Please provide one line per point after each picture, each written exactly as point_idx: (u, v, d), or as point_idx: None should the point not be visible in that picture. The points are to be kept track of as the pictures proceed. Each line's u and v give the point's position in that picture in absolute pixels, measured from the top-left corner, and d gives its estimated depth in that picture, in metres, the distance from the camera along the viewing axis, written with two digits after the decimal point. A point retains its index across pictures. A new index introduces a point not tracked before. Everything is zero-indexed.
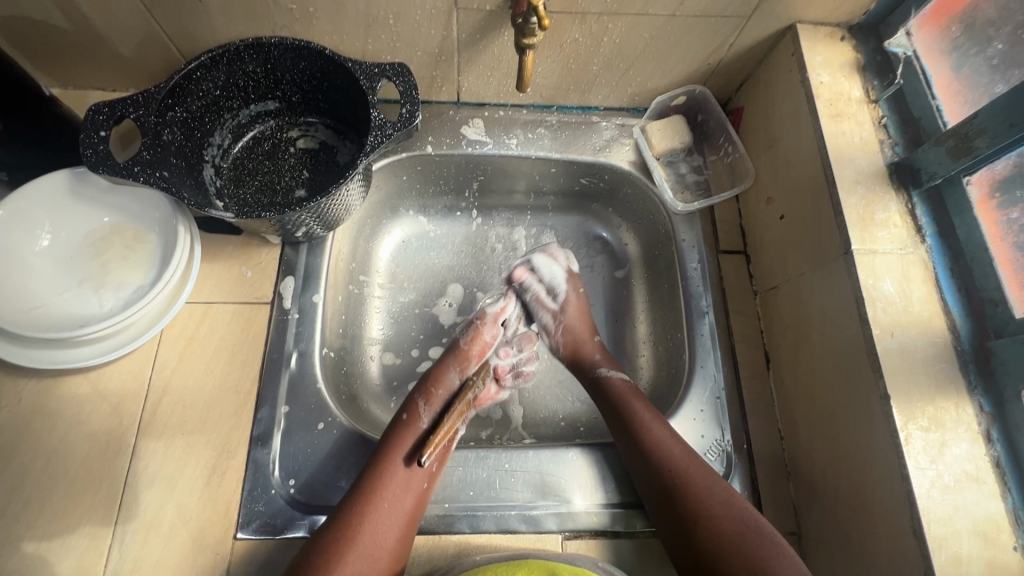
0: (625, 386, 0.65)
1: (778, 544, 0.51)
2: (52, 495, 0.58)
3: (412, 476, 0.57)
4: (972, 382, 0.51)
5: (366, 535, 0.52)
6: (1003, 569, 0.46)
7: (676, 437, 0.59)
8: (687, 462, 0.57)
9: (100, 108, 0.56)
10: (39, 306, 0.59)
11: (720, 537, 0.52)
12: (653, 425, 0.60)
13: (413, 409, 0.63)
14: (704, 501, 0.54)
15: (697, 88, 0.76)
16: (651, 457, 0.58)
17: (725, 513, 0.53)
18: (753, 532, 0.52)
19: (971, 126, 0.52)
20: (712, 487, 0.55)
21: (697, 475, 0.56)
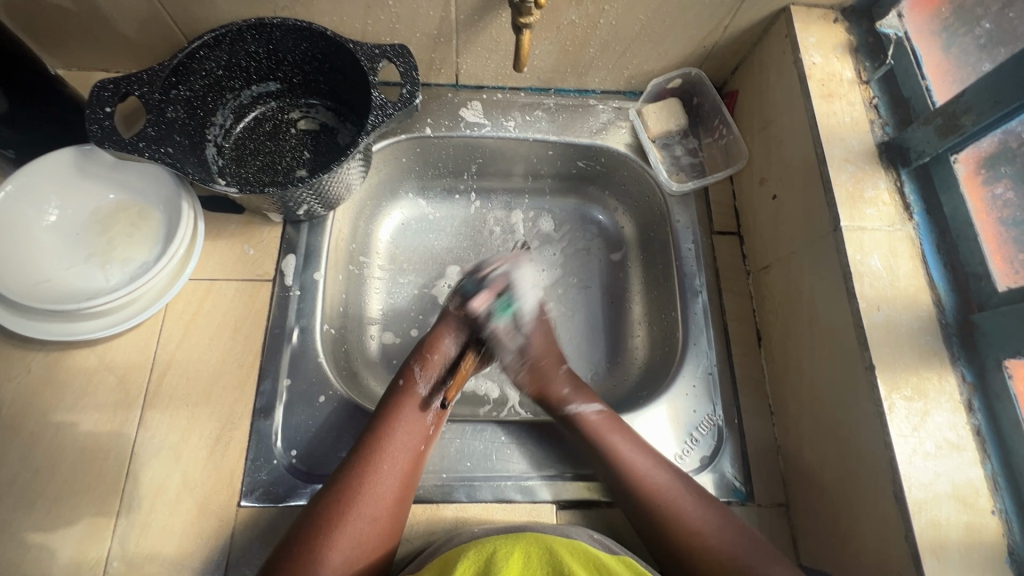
0: (600, 419, 0.63)
1: (770, 555, 0.53)
2: (61, 463, 0.59)
3: (411, 438, 0.59)
4: (956, 353, 0.53)
5: (368, 492, 0.54)
6: (980, 531, 0.47)
7: (658, 464, 0.59)
8: (672, 491, 0.57)
9: (105, 85, 0.58)
10: (48, 279, 0.61)
11: (715, 560, 0.53)
12: (636, 458, 0.59)
13: (409, 374, 0.65)
14: (694, 525, 0.55)
15: (692, 70, 0.77)
16: (636, 500, 0.58)
17: (716, 534, 0.54)
18: (745, 549, 0.53)
19: (959, 104, 0.54)
20: (698, 512, 0.56)
21: (683, 504, 0.56)
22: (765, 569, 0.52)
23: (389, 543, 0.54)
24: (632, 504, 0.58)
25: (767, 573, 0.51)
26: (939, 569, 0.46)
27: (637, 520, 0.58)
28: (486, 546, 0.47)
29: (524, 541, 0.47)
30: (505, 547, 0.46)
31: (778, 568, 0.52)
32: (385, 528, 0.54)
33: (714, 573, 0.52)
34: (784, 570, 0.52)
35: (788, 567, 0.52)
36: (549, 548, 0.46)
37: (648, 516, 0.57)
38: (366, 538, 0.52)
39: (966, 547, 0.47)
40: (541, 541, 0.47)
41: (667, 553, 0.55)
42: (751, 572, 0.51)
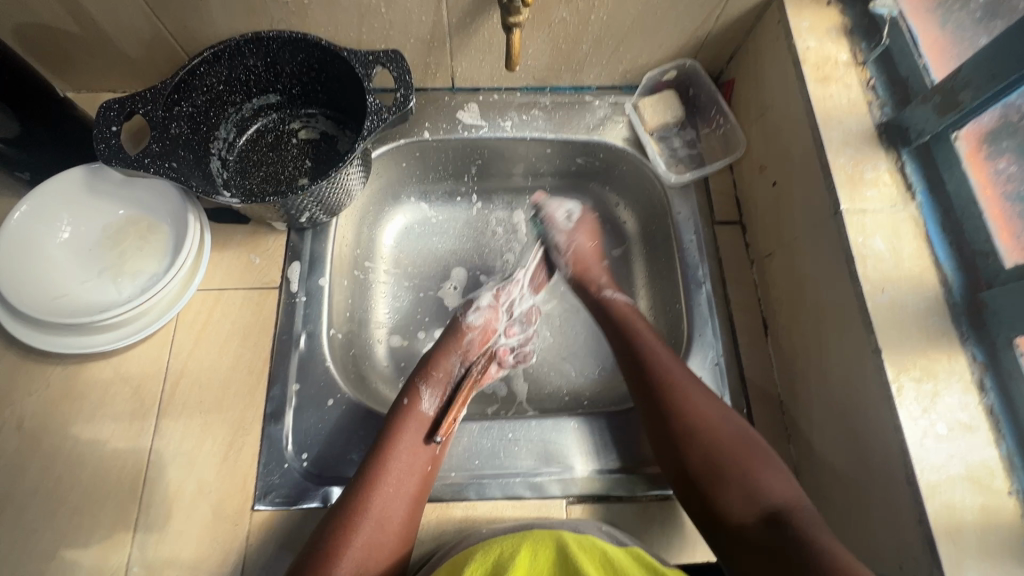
0: (626, 306, 0.70)
1: (770, 456, 0.54)
2: (81, 472, 0.61)
3: (414, 460, 0.58)
4: (964, 333, 0.52)
5: (374, 516, 0.54)
6: (996, 513, 0.46)
7: (679, 361, 0.62)
8: (688, 381, 0.60)
9: (111, 105, 0.60)
10: (64, 294, 0.63)
11: (721, 447, 0.54)
12: (656, 345, 0.63)
13: (414, 394, 0.64)
14: (705, 416, 0.56)
15: (686, 62, 0.77)
16: (654, 372, 0.60)
17: (724, 427, 0.55)
18: (748, 444, 0.54)
19: (956, 80, 0.53)
20: (706, 407, 0.57)
21: (692, 394, 0.58)
22: (763, 470, 0.53)
23: (398, 565, 0.54)
24: (647, 374, 0.61)
25: (766, 473, 0.52)
26: (956, 552, 0.45)
27: (643, 390, 0.61)
28: (494, 547, 0.47)
29: (531, 538, 0.47)
30: (512, 547, 0.46)
31: (777, 472, 0.53)
32: (389, 556, 0.53)
33: (721, 457, 0.54)
34: (782, 475, 0.53)
35: (784, 471, 0.53)
36: (558, 542, 0.46)
37: (659, 389, 0.59)
38: (374, 562, 0.52)
39: (983, 530, 0.46)
40: (549, 536, 0.47)
41: (670, 443, 0.57)
42: (749, 469, 0.53)
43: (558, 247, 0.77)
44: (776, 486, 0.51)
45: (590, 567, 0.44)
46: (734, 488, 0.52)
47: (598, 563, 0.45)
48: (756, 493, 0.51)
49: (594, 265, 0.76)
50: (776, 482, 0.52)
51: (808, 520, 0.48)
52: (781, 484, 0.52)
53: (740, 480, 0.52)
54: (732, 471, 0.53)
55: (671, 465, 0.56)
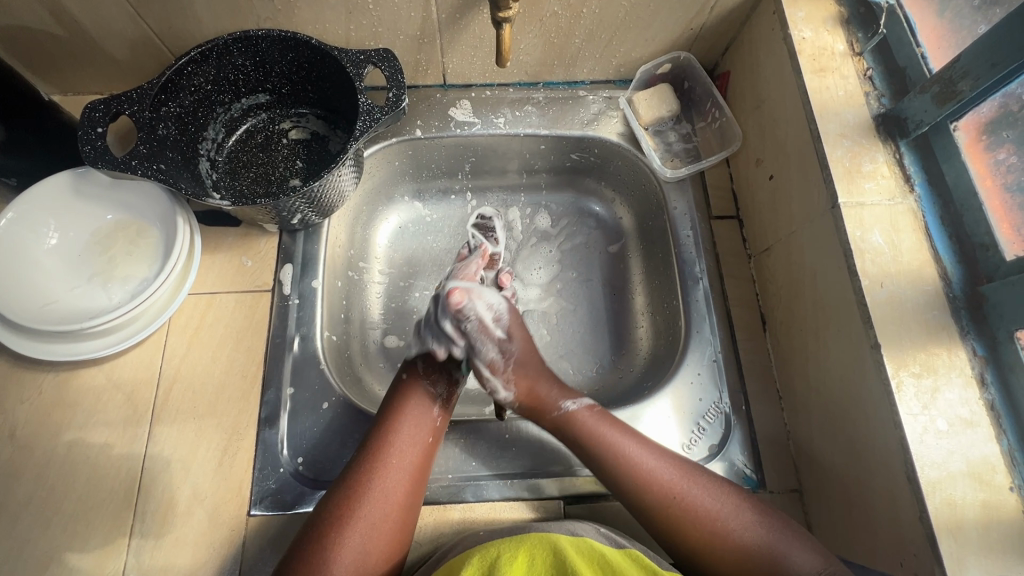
0: (591, 415, 0.59)
1: (791, 532, 0.51)
2: (75, 480, 0.60)
3: (416, 431, 0.58)
4: (965, 327, 0.51)
5: (376, 487, 0.53)
6: (998, 510, 0.45)
7: (658, 454, 0.56)
8: (682, 480, 0.54)
9: (97, 105, 0.58)
10: (53, 301, 0.62)
11: (740, 550, 0.50)
12: (637, 450, 0.56)
13: (411, 367, 0.64)
14: (714, 514, 0.52)
15: (681, 54, 0.76)
16: (646, 489, 0.54)
17: (737, 523, 0.51)
18: (766, 530, 0.51)
19: (955, 70, 0.52)
20: (711, 502, 0.53)
21: (689, 493, 0.53)
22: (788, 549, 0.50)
23: (403, 538, 0.53)
24: (640, 491, 0.54)
25: (791, 552, 0.50)
26: (957, 550, 0.45)
27: (640, 509, 0.54)
28: (492, 549, 0.46)
29: (529, 540, 0.47)
30: (510, 549, 0.46)
31: (799, 542, 0.51)
32: (395, 525, 0.52)
33: (742, 558, 0.50)
34: (805, 544, 0.50)
35: (807, 540, 0.51)
36: (554, 545, 0.46)
37: (659, 503, 0.53)
38: (379, 534, 0.51)
39: (985, 526, 0.45)
40: (546, 538, 0.47)
41: (688, 554, 0.52)
42: (775, 554, 0.50)
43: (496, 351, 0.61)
44: (807, 564, 0.49)
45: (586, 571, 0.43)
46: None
47: (594, 566, 0.45)
48: None
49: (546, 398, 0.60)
50: (806, 559, 0.49)
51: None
52: (807, 555, 0.50)
53: (773, 574, 0.49)
54: (762, 568, 0.49)
55: (693, 568, 0.53)
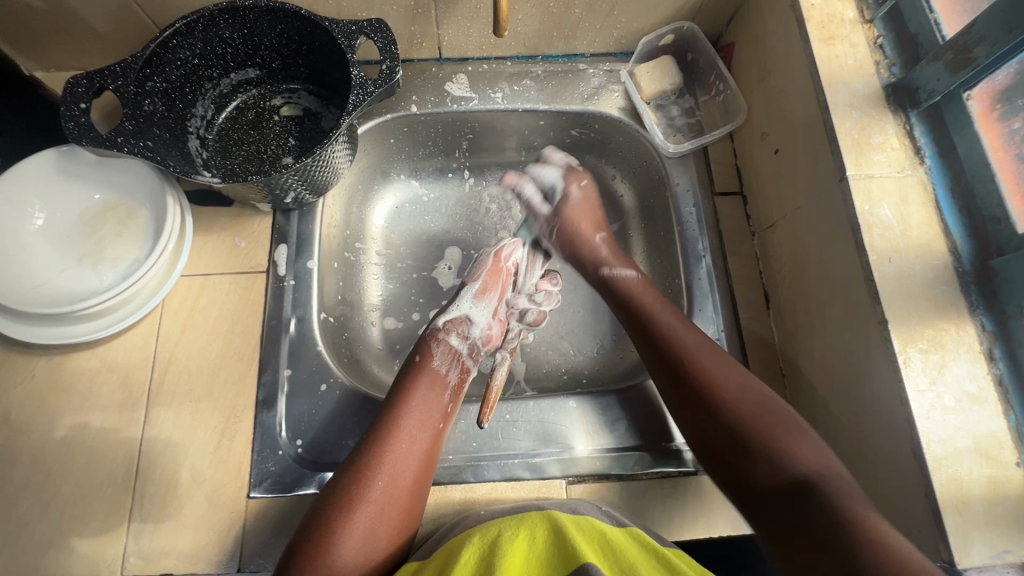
0: (634, 283, 0.66)
1: (798, 427, 0.50)
2: (71, 465, 0.60)
3: (427, 417, 0.57)
4: (973, 302, 0.50)
5: (387, 471, 0.52)
6: (1004, 485, 0.45)
7: (691, 326, 0.60)
8: (708, 351, 0.57)
9: (79, 79, 0.55)
10: (42, 284, 0.61)
11: (741, 419, 0.51)
12: (671, 319, 0.60)
13: (426, 350, 0.64)
14: (723, 385, 0.53)
15: (684, 24, 0.73)
16: (669, 347, 0.58)
17: (742, 396, 0.52)
18: (770, 414, 0.51)
19: (971, 35, 0.50)
20: (723, 376, 0.54)
21: (713, 361, 0.56)
22: (793, 439, 0.49)
23: (409, 523, 0.52)
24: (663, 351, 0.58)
25: (793, 441, 0.48)
26: (962, 525, 0.44)
27: (660, 366, 0.58)
28: (491, 529, 0.46)
29: (529, 520, 0.46)
30: (510, 529, 0.45)
31: (804, 439, 0.49)
32: (403, 508, 0.52)
33: (741, 426, 0.50)
34: (813, 445, 0.48)
35: (816, 442, 0.49)
36: (554, 524, 0.45)
37: (675, 363, 0.57)
38: (388, 517, 0.51)
39: (990, 501, 0.45)
40: (546, 518, 0.46)
41: (693, 412, 0.54)
42: (774, 437, 0.49)
43: (540, 227, 0.77)
44: (807, 456, 0.47)
45: (587, 548, 0.42)
46: (759, 456, 0.48)
47: (597, 544, 0.44)
48: (782, 463, 0.47)
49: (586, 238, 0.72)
50: (803, 450, 0.47)
51: (841, 495, 0.44)
52: (812, 453, 0.47)
53: (766, 450, 0.48)
54: (757, 441, 0.49)
55: (694, 433, 0.54)
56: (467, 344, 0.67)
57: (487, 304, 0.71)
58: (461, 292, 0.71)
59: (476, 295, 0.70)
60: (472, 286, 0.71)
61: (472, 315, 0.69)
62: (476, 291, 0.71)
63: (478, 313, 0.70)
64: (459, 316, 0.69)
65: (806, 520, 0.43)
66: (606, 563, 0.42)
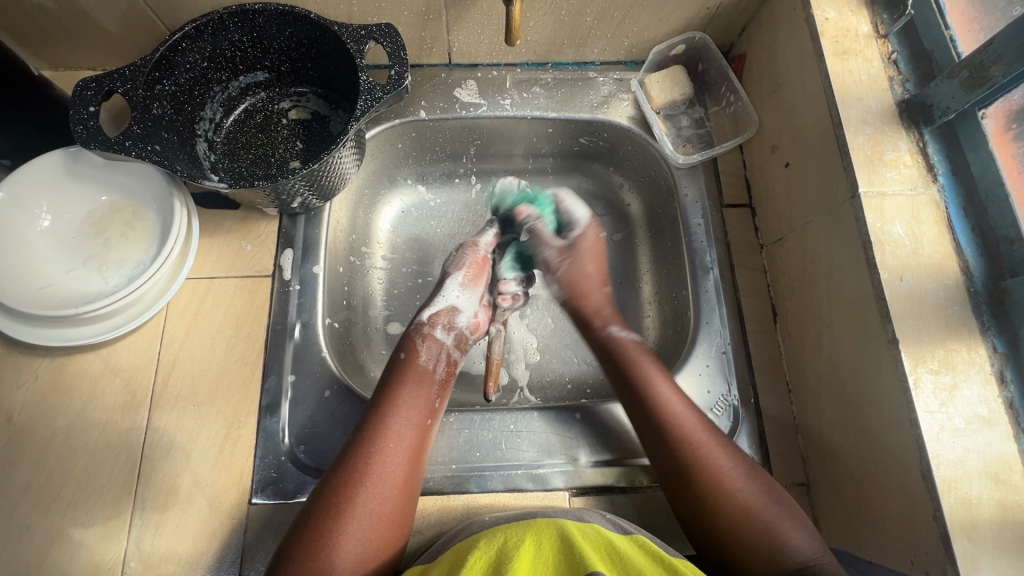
0: (636, 348, 0.63)
1: (791, 510, 0.51)
2: (74, 466, 0.60)
3: (414, 415, 0.56)
4: (985, 323, 0.49)
5: (376, 473, 0.51)
6: (1015, 510, 0.44)
7: (690, 407, 0.57)
8: (703, 434, 0.55)
9: (88, 83, 0.55)
10: (47, 285, 0.60)
11: (745, 506, 0.50)
12: (668, 393, 0.58)
13: (411, 347, 0.62)
14: (726, 471, 0.52)
15: (696, 34, 0.73)
16: (670, 429, 0.55)
17: (749, 486, 0.51)
18: (770, 500, 0.51)
19: (987, 53, 0.50)
20: (723, 459, 0.53)
21: (711, 445, 0.54)
22: (787, 525, 0.49)
23: (402, 521, 0.51)
24: (666, 434, 0.55)
25: (791, 525, 0.49)
26: (971, 549, 0.44)
27: (656, 449, 0.56)
28: (498, 535, 0.45)
29: (535, 526, 0.46)
30: (517, 534, 0.45)
31: (794, 517, 0.50)
32: (394, 510, 0.51)
33: (744, 516, 0.50)
34: (803, 528, 0.50)
35: (802, 522, 0.50)
36: (561, 530, 0.45)
37: (678, 448, 0.54)
38: (379, 521, 0.49)
39: (999, 525, 0.44)
40: (552, 526, 0.46)
41: (690, 502, 0.52)
42: (775, 526, 0.49)
43: (557, 253, 0.71)
44: (802, 543, 0.48)
45: (593, 553, 0.42)
46: (757, 546, 0.48)
47: (603, 551, 0.43)
48: (780, 554, 0.47)
49: (596, 291, 0.69)
50: (800, 535, 0.49)
51: None
52: (805, 539, 0.49)
53: (766, 541, 0.48)
54: (760, 531, 0.49)
55: (688, 516, 0.53)
56: (453, 336, 0.66)
57: (474, 292, 0.69)
58: (447, 281, 0.69)
59: (461, 285, 0.68)
60: (458, 275, 0.69)
61: (460, 304, 0.67)
62: (465, 280, 0.69)
63: (465, 302, 0.68)
64: (445, 307, 0.67)
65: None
66: (613, 569, 0.41)
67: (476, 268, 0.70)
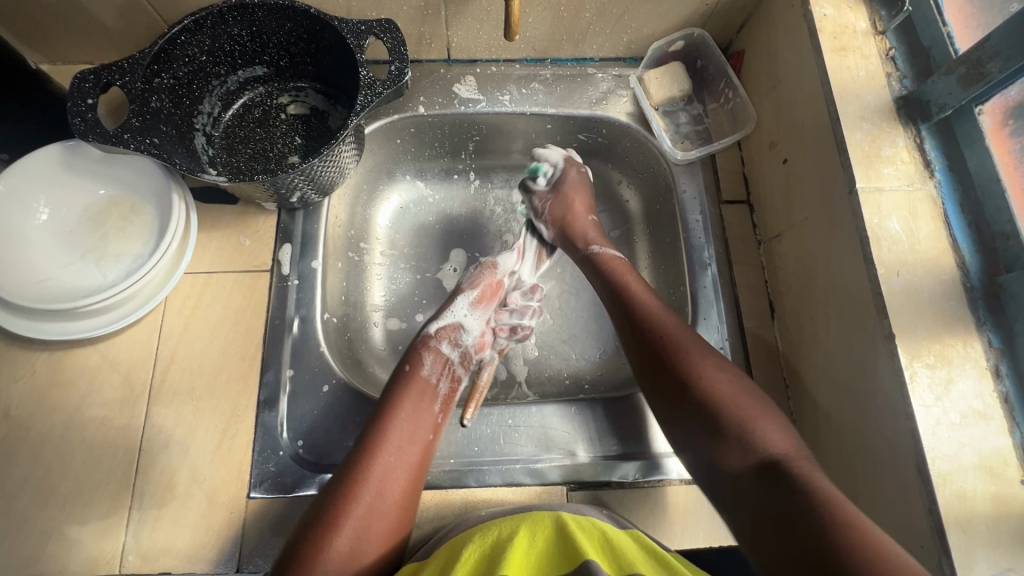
0: (619, 263, 0.67)
1: (768, 409, 0.50)
2: (71, 461, 0.60)
3: (416, 429, 0.57)
4: (981, 318, 0.50)
5: (376, 485, 0.51)
6: (1009, 503, 0.45)
7: (673, 314, 0.60)
8: (682, 335, 0.57)
9: (86, 75, 0.55)
10: (45, 279, 0.60)
11: (715, 395, 0.51)
12: (647, 298, 0.61)
13: (417, 360, 0.62)
14: (701, 367, 0.53)
15: (695, 31, 0.73)
16: (646, 327, 0.58)
17: (723, 383, 0.52)
18: (746, 394, 0.51)
19: (984, 50, 0.50)
20: (703, 360, 0.54)
21: (689, 347, 0.55)
22: (762, 420, 0.49)
23: (398, 532, 0.51)
24: (642, 342, 0.58)
25: (766, 422, 0.48)
26: (966, 543, 0.44)
27: (637, 346, 0.58)
28: (493, 528, 0.45)
29: (530, 518, 0.46)
30: (511, 526, 0.45)
31: (773, 421, 0.49)
32: (391, 522, 0.51)
33: (714, 408, 0.50)
34: (782, 430, 0.48)
35: (783, 424, 0.49)
36: (557, 520, 0.45)
37: (655, 348, 0.57)
38: (375, 532, 0.49)
39: (994, 519, 0.44)
40: (548, 516, 0.46)
41: (667, 395, 0.54)
42: (746, 420, 0.49)
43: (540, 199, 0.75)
44: (774, 438, 0.47)
45: (588, 544, 0.42)
46: (727, 435, 0.48)
47: (598, 542, 0.44)
48: (750, 445, 0.47)
49: (581, 220, 0.72)
50: (776, 431, 0.48)
51: (802, 471, 0.44)
52: (781, 434, 0.48)
53: (735, 430, 0.48)
54: (730, 422, 0.49)
55: (666, 409, 0.54)
56: (459, 352, 0.66)
57: (484, 313, 0.70)
58: (458, 297, 0.70)
59: (473, 304, 0.69)
60: (469, 293, 0.69)
61: (467, 322, 0.68)
62: (476, 299, 0.69)
63: (472, 322, 0.69)
64: (452, 323, 0.68)
65: (767, 498, 0.43)
66: (608, 560, 0.42)
67: (489, 288, 0.71)
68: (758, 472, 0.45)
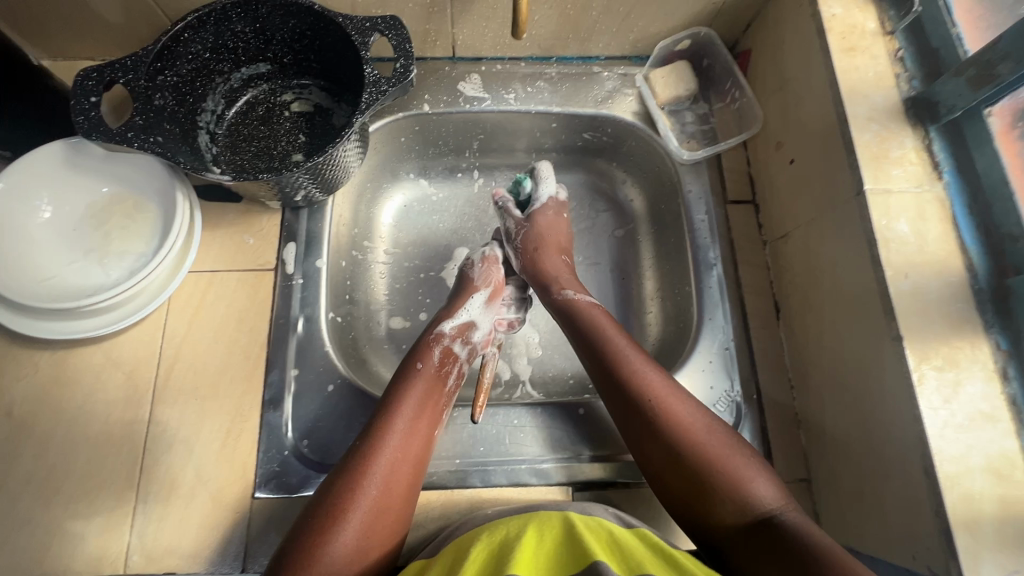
0: (595, 310, 0.63)
1: (751, 460, 0.49)
2: (74, 460, 0.59)
3: (423, 423, 0.56)
4: (989, 321, 0.50)
5: (381, 477, 0.51)
6: (1016, 506, 0.45)
7: (650, 364, 0.57)
8: (667, 390, 0.54)
9: (89, 73, 0.55)
10: (48, 278, 0.60)
11: (706, 455, 0.49)
12: (622, 341, 0.59)
13: (427, 357, 0.62)
14: (688, 422, 0.51)
15: (702, 29, 0.73)
16: (630, 388, 0.54)
17: (708, 435, 0.50)
18: (733, 446, 0.49)
19: (995, 51, 0.50)
20: (687, 410, 0.52)
21: (677, 400, 0.53)
22: (754, 477, 0.47)
23: (399, 524, 0.51)
24: (626, 399, 0.54)
25: (755, 477, 0.47)
26: (973, 545, 0.44)
27: (620, 409, 0.55)
28: (500, 528, 0.45)
29: (537, 518, 0.46)
30: (518, 527, 0.45)
31: (761, 471, 0.48)
32: (393, 516, 0.50)
33: (709, 465, 0.48)
34: (769, 477, 0.48)
35: (770, 473, 0.48)
36: (565, 521, 0.45)
37: (638, 406, 0.53)
38: (378, 524, 0.49)
39: (1001, 521, 0.44)
40: (555, 516, 0.46)
41: (654, 460, 0.51)
42: (741, 480, 0.47)
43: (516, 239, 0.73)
44: (767, 494, 0.46)
45: (595, 543, 0.42)
46: (725, 497, 0.46)
47: (604, 542, 0.44)
48: (748, 506, 0.45)
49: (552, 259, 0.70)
50: (764, 485, 0.47)
51: (802, 533, 0.43)
52: (768, 488, 0.47)
53: (731, 488, 0.46)
54: (726, 480, 0.47)
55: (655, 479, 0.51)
56: (468, 349, 0.66)
57: (494, 310, 0.70)
58: (473, 295, 0.69)
59: (485, 302, 0.69)
60: (484, 291, 0.69)
61: (478, 320, 0.68)
62: (488, 298, 0.69)
63: (483, 319, 0.68)
64: (466, 321, 0.67)
65: (779, 571, 0.41)
66: (615, 559, 0.42)
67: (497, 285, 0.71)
68: (759, 538, 0.44)
